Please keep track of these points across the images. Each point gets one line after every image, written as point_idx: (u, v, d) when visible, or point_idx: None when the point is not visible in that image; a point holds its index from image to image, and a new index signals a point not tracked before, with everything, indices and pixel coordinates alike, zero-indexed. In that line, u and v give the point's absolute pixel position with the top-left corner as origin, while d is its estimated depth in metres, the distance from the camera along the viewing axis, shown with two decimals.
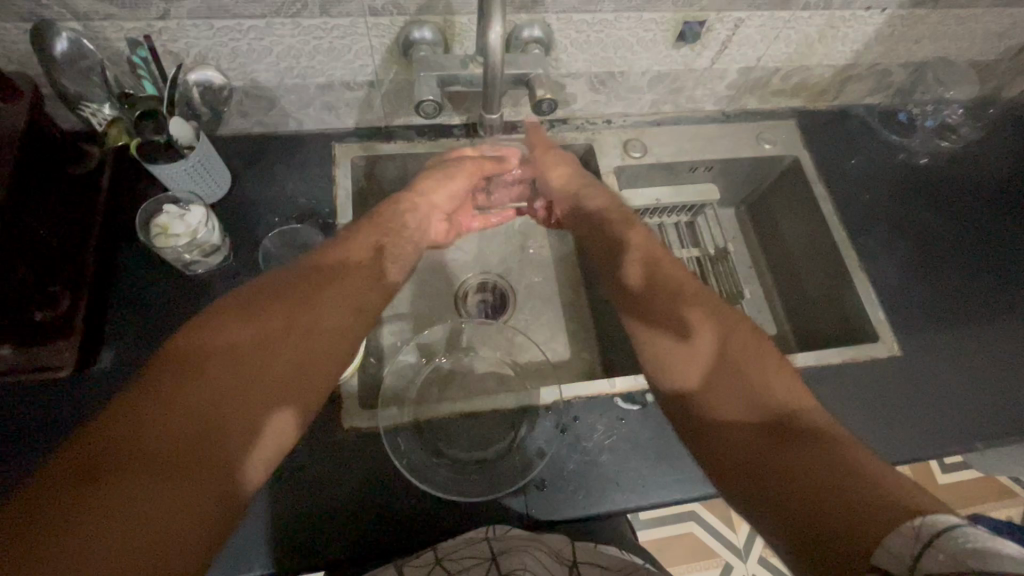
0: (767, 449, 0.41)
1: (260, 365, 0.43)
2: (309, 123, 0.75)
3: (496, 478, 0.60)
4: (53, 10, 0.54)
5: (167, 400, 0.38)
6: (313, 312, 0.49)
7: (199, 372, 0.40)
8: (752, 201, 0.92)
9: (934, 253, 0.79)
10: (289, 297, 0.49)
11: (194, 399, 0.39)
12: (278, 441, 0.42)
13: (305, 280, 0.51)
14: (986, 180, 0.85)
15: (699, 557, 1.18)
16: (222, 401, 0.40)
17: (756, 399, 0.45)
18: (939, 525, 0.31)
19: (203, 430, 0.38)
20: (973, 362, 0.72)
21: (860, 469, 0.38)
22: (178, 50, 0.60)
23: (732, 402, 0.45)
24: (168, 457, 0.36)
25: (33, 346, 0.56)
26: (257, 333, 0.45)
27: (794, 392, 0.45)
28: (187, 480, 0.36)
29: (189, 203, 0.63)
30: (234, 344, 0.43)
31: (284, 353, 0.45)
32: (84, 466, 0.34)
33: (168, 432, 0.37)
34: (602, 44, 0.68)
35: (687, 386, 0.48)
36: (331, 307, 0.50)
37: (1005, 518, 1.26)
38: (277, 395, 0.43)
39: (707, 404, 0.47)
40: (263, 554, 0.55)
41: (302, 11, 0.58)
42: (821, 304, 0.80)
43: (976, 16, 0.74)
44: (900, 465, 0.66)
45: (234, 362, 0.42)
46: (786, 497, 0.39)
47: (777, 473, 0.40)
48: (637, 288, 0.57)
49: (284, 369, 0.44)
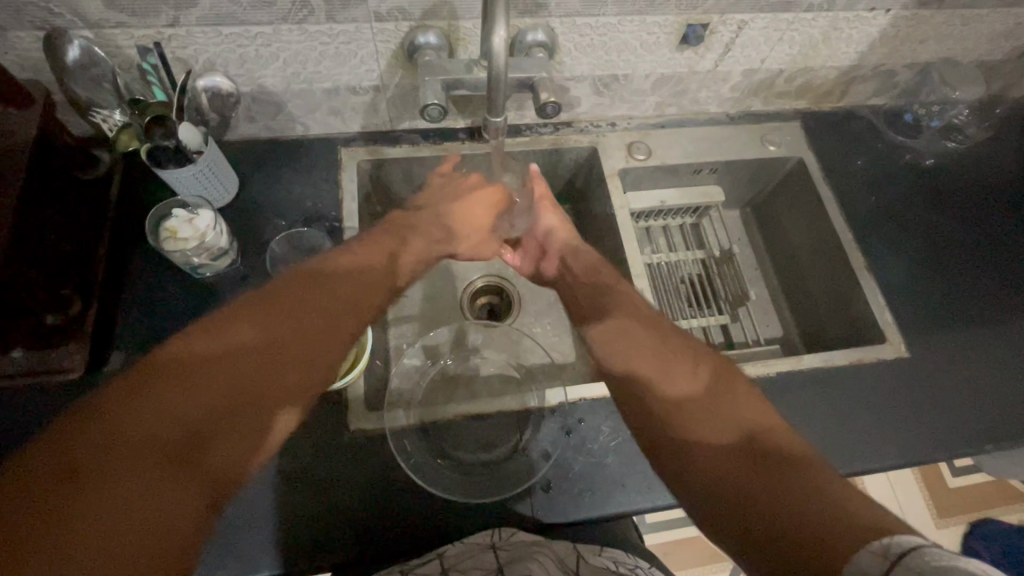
0: (738, 467, 0.40)
1: (255, 372, 0.42)
2: (315, 128, 0.76)
3: (502, 480, 0.61)
4: (65, 19, 0.55)
5: (158, 407, 0.37)
6: (312, 322, 0.48)
7: (195, 377, 0.39)
8: (757, 204, 0.92)
9: (941, 254, 0.78)
10: (291, 305, 0.48)
11: (188, 405, 0.38)
12: (266, 450, 0.42)
13: (304, 290, 0.50)
14: (993, 181, 0.85)
15: (708, 561, 1.18)
16: (215, 407, 0.39)
17: (731, 421, 0.44)
18: (906, 544, 0.31)
19: (193, 440, 0.37)
20: (982, 363, 0.71)
21: (832, 490, 0.37)
22: (187, 57, 0.61)
23: (709, 419, 0.45)
24: (157, 467, 0.35)
25: (44, 349, 0.58)
26: (253, 339, 0.44)
27: (768, 418, 0.45)
28: (171, 490, 0.35)
29: (198, 207, 0.64)
30: (231, 351, 0.42)
31: (279, 360, 0.44)
32: (68, 474, 0.33)
33: (157, 441, 0.36)
34: (605, 47, 0.69)
35: (670, 401, 0.48)
36: (333, 319, 0.49)
37: (1017, 522, 1.25)
38: (273, 404, 0.42)
39: (681, 420, 0.46)
40: (270, 556, 0.55)
41: (308, 17, 0.58)
42: (828, 306, 0.80)
43: (981, 16, 0.74)
44: (906, 468, 0.65)
45: (230, 370, 0.41)
46: (754, 508, 0.38)
47: (749, 486, 0.39)
48: (623, 318, 0.59)
49: (280, 377, 0.44)
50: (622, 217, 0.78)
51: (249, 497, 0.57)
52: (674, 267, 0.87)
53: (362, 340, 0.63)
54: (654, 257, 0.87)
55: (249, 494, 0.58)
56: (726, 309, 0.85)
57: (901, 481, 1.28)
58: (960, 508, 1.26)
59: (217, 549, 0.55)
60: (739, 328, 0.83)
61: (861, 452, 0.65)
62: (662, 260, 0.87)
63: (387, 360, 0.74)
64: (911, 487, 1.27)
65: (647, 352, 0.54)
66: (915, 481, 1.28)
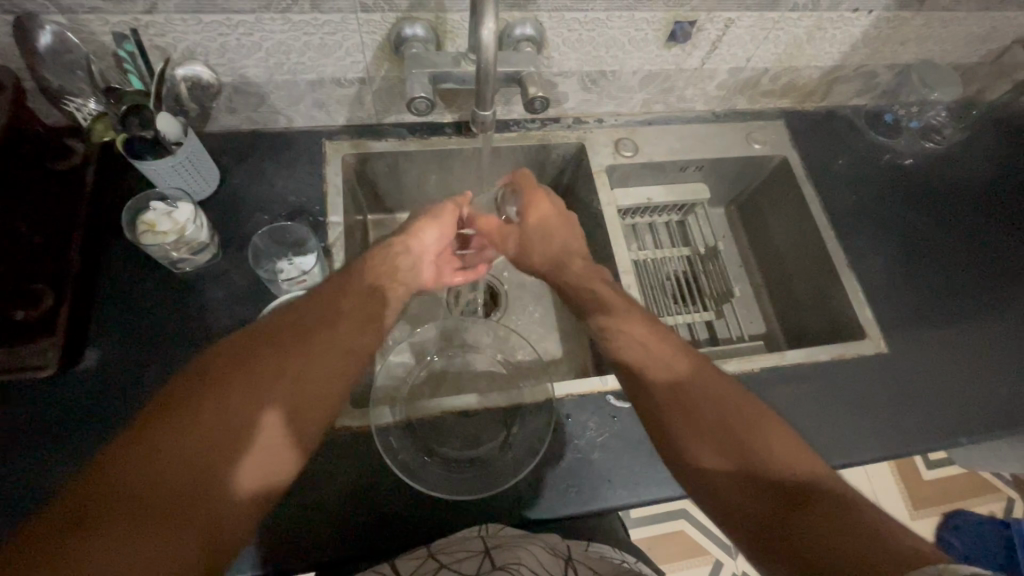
0: (777, 503, 0.42)
1: (254, 412, 0.42)
2: (299, 120, 0.75)
3: (490, 476, 0.60)
4: (36, 3, 0.53)
5: (159, 450, 0.37)
6: (306, 350, 0.47)
7: (196, 415, 0.40)
8: (741, 201, 0.93)
9: (919, 252, 0.80)
10: (286, 340, 0.47)
11: (189, 446, 0.38)
12: (268, 489, 0.42)
13: (300, 322, 0.49)
14: (970, 181, 0.87)
15: (690, 555, 1.19)
16: (214, 449, 0.39)
17: (761, 449, 0.45)
18: None
19: (196, 481, 0.37)
20: (957, 358, 0.73)
21: (859, 530, 0.38)
22: (166, 44, 0.60)
23: (719, 443, 0.46)
24: (156, 513, 0.35)
25: (17, 347, 0.56)
26: (255, 373, 0.44)
27: (792, 447, 0.45)
28: (170, 537, 0.35)
29: (176, 199, 0.62)
30: (226, 391, 0.42)
31: (275, 396, 0.44)
32: (69, 522, 0.33)
33: (162, 482, 0.36)
34: (593, 43, 0.69)
35: (692, 425, 0.48)
36: (329, 344, 0.49)
37: (987, 512, 1.29)
38: (273, 442, 0.42)
39: (709, 446, 0.46)
40: (252, 556, 0.54)
41: (292, 7, 0.57)
42: (810, 302, 0.81)
43: (959, 19, 0.75)
44: (884, 461, 0.66)
45: (224, 411, 0.41)
46: (800, 548, 0.39)
47: (771, 529, 0.41)
48: (613, 321, 0.57)
49: (276, 417, 0.43)
50: (610, 213, 0.77)
51: None
52: (661, 264, 0.87)
53: None
54: (641, 254, 0.87)
55: None
56: (711, 305, 0.85)
57: (878, 474, 1.31)
58: (934, 499, 1.29)
59: None
60: (724, 324, 0.84)
61: (842, 446, 0.66)
62: (648, 257, 0.87)
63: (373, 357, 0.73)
64: (887, 479, 1.30)
65: (667, 364, 0.52)
66: (892, 472, 1.31)
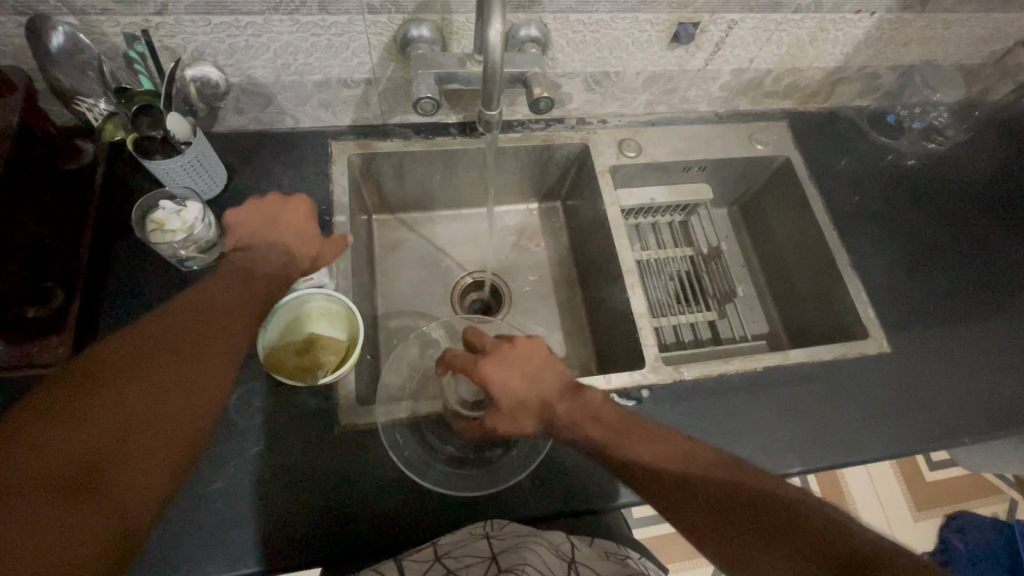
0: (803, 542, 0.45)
1: (168, 402, 0.45)
2: (305, 121, 0.75)
3: (494, 473, 0.60)
4: (49, 4, 0.54)
5: (56, 426, 0.40)
6: (207, 353, 0.50)
7: (106, 395, 0.43)
8: (744, 202, 0.93)
9: (922, 253, 0.80)
10: (187, 350, 0.49)
11: (83, 426, 0.40)
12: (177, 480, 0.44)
13: (220, 319, 0.53)
14: (973, 182, 0.87)
15: (693, 555, 1.19)
16: (122, 430, 0.42)
17: (753, 493, 0.49)
18: None
19: (82, 458, 0.40)
20: (960, 358, 0.73)
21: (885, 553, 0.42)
22: (174, 46, 0.60)
23: (713, 500, 0.50)
24: (53, 484, 0.38)
25: (27, 344, 0.56)
26: (170, 364, 0.47)
27: (790, 493, 0.49)
28: (64, 512, 0.37)
29: (186, 199, 0.62)
30: (144, 378, 0.45)
31: (192, 390, 0.47)
32: None
33: (57, 460, 0.38)
34: (597, 44, 0.69)
35: (687, 488, 0.51)
36: (220, 349, 0.51)
37: (991, 514, 1.29)
38: (182, 433, 0.45)
39: (710, 504, 0.50)
40: (258, 552, 0.55)
41: (300, 8, 0.58)
42: (812, 302, 0.81)
43: (961, 20, 0.76)
44: (886, 461, 0.67)
45: (111, 411, 0.42)
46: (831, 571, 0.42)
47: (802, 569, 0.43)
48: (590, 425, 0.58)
49: (174, 416, 0.45)
50: (614, 213, 0.78)
51: (235, 492, 0.57)
52: (663, 263, 0.88)
53: (353, 334, 0.63)
54: (644, 254, 0.88)
55: (235, 488, 0.57)
56: (714, 305, 0.85)
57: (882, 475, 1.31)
58: (938, 500, 1.29)
59: (202, 545, 0.54)
60: (727, 324, 0.84)
61: (844, 446, 0.66)
62: (651, 257, 0.88)
63: (377, 355, 0.73)
64: (890, 481, 1.30)
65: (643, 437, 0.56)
66: (895, 474, 1.31)
